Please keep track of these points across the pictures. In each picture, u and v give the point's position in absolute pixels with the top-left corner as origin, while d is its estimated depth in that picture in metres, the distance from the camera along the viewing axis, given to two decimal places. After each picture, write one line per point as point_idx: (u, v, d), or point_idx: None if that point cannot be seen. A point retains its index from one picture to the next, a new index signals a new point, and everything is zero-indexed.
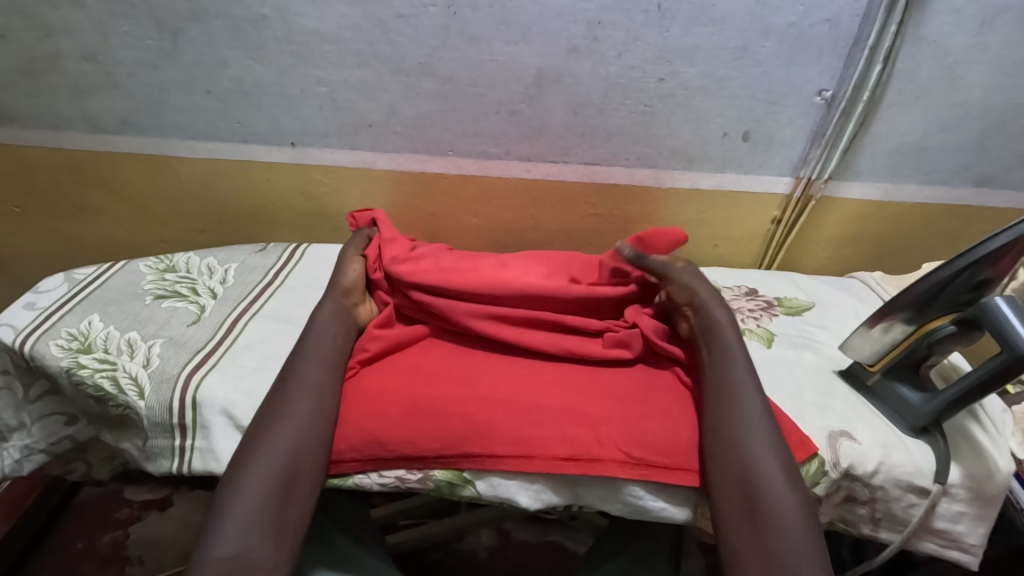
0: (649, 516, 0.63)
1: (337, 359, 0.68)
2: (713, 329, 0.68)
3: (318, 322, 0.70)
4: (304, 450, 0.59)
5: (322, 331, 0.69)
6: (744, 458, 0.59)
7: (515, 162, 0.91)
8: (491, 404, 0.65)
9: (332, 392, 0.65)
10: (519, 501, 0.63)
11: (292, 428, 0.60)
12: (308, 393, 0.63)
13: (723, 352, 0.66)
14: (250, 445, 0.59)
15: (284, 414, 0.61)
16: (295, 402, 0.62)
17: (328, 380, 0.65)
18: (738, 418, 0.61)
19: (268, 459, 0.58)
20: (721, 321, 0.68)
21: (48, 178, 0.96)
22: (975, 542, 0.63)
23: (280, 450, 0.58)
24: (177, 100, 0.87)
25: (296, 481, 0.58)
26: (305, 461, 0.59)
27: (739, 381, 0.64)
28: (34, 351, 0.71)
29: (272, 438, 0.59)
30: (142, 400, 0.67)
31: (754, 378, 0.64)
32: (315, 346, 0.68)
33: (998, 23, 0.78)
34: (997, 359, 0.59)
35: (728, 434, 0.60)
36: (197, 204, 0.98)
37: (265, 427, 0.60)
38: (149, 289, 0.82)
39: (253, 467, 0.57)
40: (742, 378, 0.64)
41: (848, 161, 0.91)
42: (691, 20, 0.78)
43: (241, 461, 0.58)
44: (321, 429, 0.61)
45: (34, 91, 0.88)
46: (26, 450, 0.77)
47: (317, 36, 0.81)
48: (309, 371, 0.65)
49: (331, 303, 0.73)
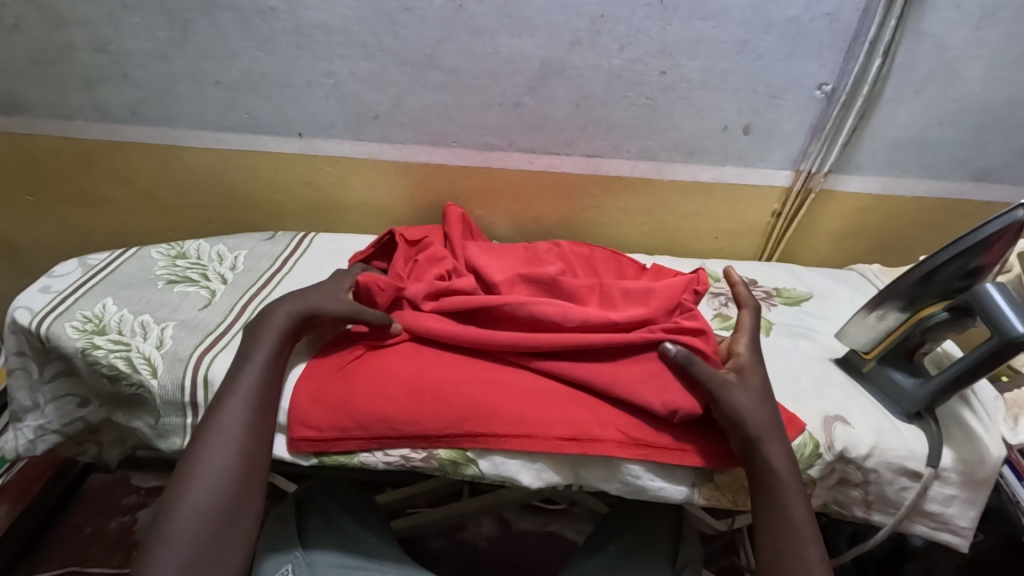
0: (648, 495, 0.65)
1: (279, 371, 0.66)
2: (772, 475, 0.59)
3: (267, 331, 0.67)
4: (246, 473, 0.60)
5: (270, 344, 0.67)
6: (791, 536, 0.56)
7: (519, 154, 0.93)
8: (490, 384, 0.67)
9: (264, 409, 0.63)
10: (520, 480, 0.65)
11: (226, 451, 0.59)
12: (243, 410, 0.62)
13: (785, 512, 0.57)
14: (185, 468, 0.58)
15: (217, 433, 0.60)
16: (231, 422, 0.61)
17: (267, 393, 0.64)
18: (793, 546, 0.56)
19: (206, 485, 0.57)
20: (779, 466, 0.58)
21: (59, 167, 0.98)
22: (965, 525, 0.65)
23: (217, 474, 0.58)
24: (187, 91, 0.89)
25: (238, 505, 0.58)
26: (245, 489, 0.59)
27: (801, 554, 0.56)
28: (50, 332, 0.73)
29: (207, 463, 0.58)
30: (154, 378, 0.69)
31: (821, 553, 0.56)
32: (255, 348, 0.66)
33: (997, 18, 0.79)
34: (988, 343, 0.60)
35: (777, 520, 0.57)
36: (206, 193, 1.00)
37: (199, 448, 0.59)
38: (161, 275, 0.84)
39: (191, 496, 0.56)
40: (806, 549, 0.56)
41: (849, 153, 0.92)
42: (692, 14, 0.79)
43: (176, 486, 0.57)
44: (261, 449, 0.62)
45: (47, 80, 0.90)
46: (41, 430, 0.79)
47: (325, 28, 0.82)
48: (251, 382, 0.64)
49: (290, 311, 0.69)
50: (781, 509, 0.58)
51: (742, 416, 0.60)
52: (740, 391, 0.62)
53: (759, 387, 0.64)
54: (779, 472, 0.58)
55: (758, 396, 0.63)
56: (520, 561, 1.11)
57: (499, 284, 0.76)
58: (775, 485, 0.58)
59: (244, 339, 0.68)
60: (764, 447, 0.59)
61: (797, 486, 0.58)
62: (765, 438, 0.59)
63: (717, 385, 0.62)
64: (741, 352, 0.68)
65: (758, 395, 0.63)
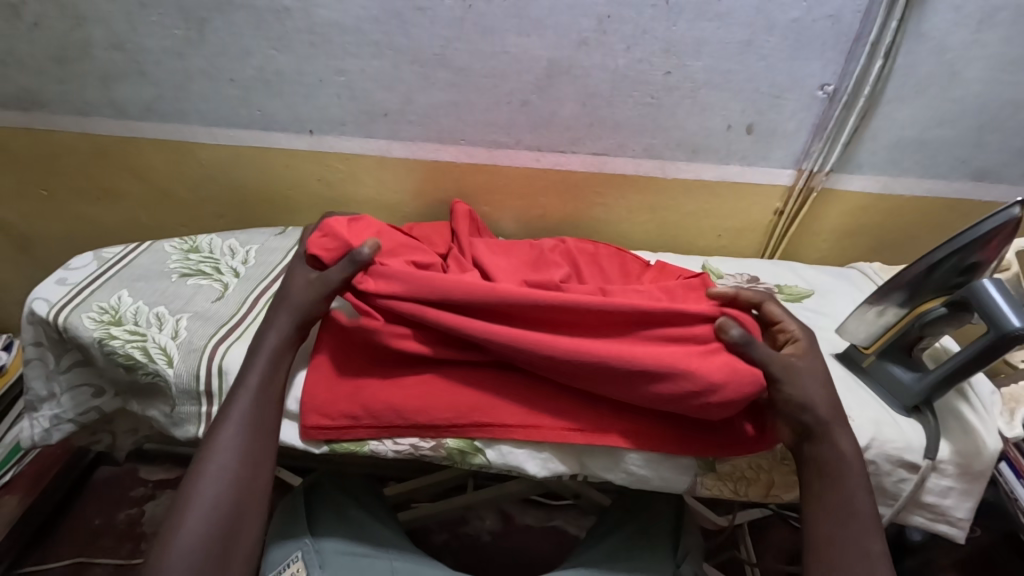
0: (651, 485, 0.67)
1: (274, 392, 0.67)
2: (835, 464, 0.60)
3: (261, 350, 0.68)
4: (243, 500, 0.60)
5: (266, 362, 0.68)
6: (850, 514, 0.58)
7: (525, 151, 0.95)
8: (500, 376, 0.68)
9: (256, 431, 0.64)
10: (527, 468, 0.66)
11: (221, 479, 0.60)
12: (236, 436, 0.63)
13: (847, 502, 0.59)
14: (180, 498, 0.59)
15: (212, 461, 0.61)
16: (226, 451, 0.62)
17: (260, 420, 0.64)
18: (847, 526, 0.58)
19: (201, 515, 0.58)
20: (847, 453, 0.61)
21: (74, 163, 1.00)
22: (962, 516, 0.66)
23: (209, 504, 0.59)
24: (202, 88, 0.91)
25: (236, 526, 0.59)
26: (243, 512, 0.60)
27: (861, 543, 0.57)
28: (68, 323, 0.75)
29: (201, 492, 0.59)
30: (171, 367, 0.71)
31: (882, 543, 0.58)
32: (248, 372, 0.67)
33: (997, 20, 0.80)
34: (985, 337, 0.62)
35: (836, 501, 0.59)
36: (216, 189, 1.01)
37: (195, 478, 0.60)
38: (175, 268, 0.86)
39: (185, 525, 0.57)
40: (866, 540, 0.57)
41: (850, 153, 0.94)
42: (698, 15, 0.81)
43: (172, 516, 0.58)
44: (259, 472, 0.63)
45: (65, 77, 0.91)
46: (56, 419, 0.81)
47: (337, 27, 0.84)
48: (245, 407, 0.64)
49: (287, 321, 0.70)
50: (842, 499, 0.59)
51: (810, 403, 0.62)
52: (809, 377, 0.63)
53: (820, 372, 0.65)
54: (847, 458, 0.60)
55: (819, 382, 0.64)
56: (522, 555, 1.13)
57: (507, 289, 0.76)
58: (838, 469, 0.60)
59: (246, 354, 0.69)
60: (828, 440, 0.61)
61: (860, 470, 0.60)
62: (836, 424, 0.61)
63: (788, 370, 0.63)
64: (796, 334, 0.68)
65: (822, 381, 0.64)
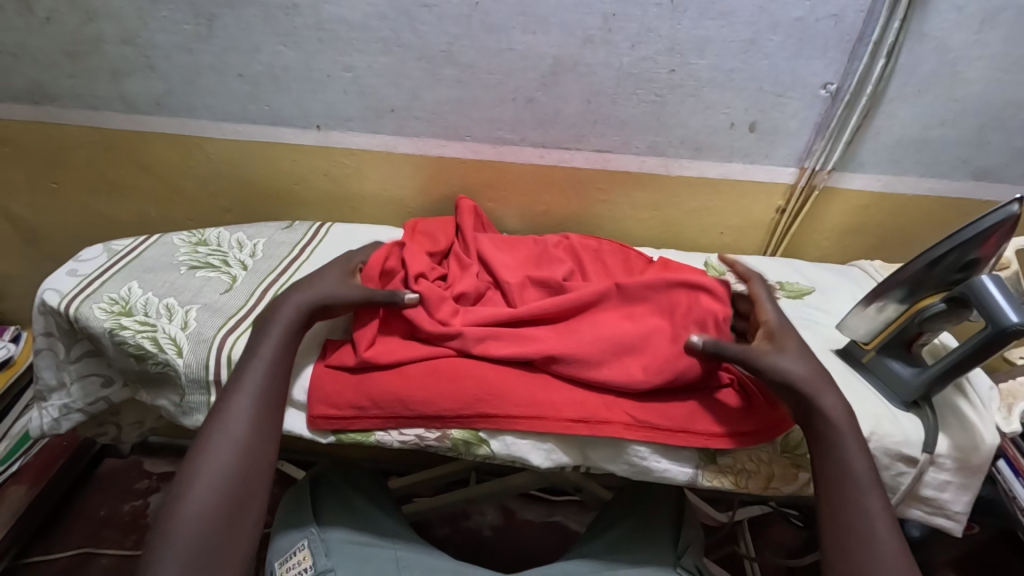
0: (653, 476, 0.67)
1: (284, 365, 0.67)
2: (831, 429, 0.60)
3: (272, 326, 0.68)
4: (251, 472, 0.61)
5: (275, 333, 0.68)
6: (849, 480, 0.58)
7: (530, 148, 0.96)
8: (504, 367, 0.69)
9: (266, 402, 0.64)
10: (530, 459, 0.67)
11: (230, 450, 0.61)
12: (247, 408, 0.63)
13: (845, 464, 0.59)
14: (187, 471, 0.59)
15: (220, 433, 0.61)
16: (233, 423, 0.62)
17: (270, 392, 0.65)
18: (847, 494, 0.58)
19: (209, 484, 0.58)
20: (837, 420, 0.60)
21: (83, 156, 1.01)
22: (959, 510, 0.68)
23: (218, 475, 0.59)
24: (211, 83, 0.92)
25: (246, 498, 0.60)
26: (252, 484, 0.61)
27: (861, 503, 0.58)
28: (79, 313, 0.76)
29: (209, 464, 0.59)
30: (180, 358, 0.72)
31: (882, 501, 0.58)
32: (262, 344, 0.67)
33: (998, 21, 0.81)
34: (983, 332, 0.63)
35: (834, 471, 0.59)
36: (224, 183, 1.03)
37: (202, 450, 0.60)
38: (184, 261, 0.87)
39: (193, 496, 0.58)
40: (865, 500, 0.58)
41: (852, 152, 0.95)
42: (701, 13, 0.82)
43: (180, 488, 0.59)
44: (268, 445, 0.63)
45: (75, 71, 0.92)
46: (65, 409, 0.82)
47: (345, 23, 0.85)
48: (256, 380, 0.65)
49: (294, 306, 0.70)
50: (842, 464, 0.59)
51: (791, 380, 0.62)
52: (785, 358, 0.64)
53: (799, 349, 0.66)
54: (838, 426, 0.60)
55: (803, 359, 0.65)
56: (524, 549, 1.14)
57: (514, 288, 0.77)
58: (830, 438, 0.60)
59: (253, 334, 0.69)
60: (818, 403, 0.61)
61: (853, 436, 0.60)
62: (819, 393, 0.61)
63: (757, 356, 0.64)
64: (769, 319, 0.70)
65: (803, 359, 0.65)
